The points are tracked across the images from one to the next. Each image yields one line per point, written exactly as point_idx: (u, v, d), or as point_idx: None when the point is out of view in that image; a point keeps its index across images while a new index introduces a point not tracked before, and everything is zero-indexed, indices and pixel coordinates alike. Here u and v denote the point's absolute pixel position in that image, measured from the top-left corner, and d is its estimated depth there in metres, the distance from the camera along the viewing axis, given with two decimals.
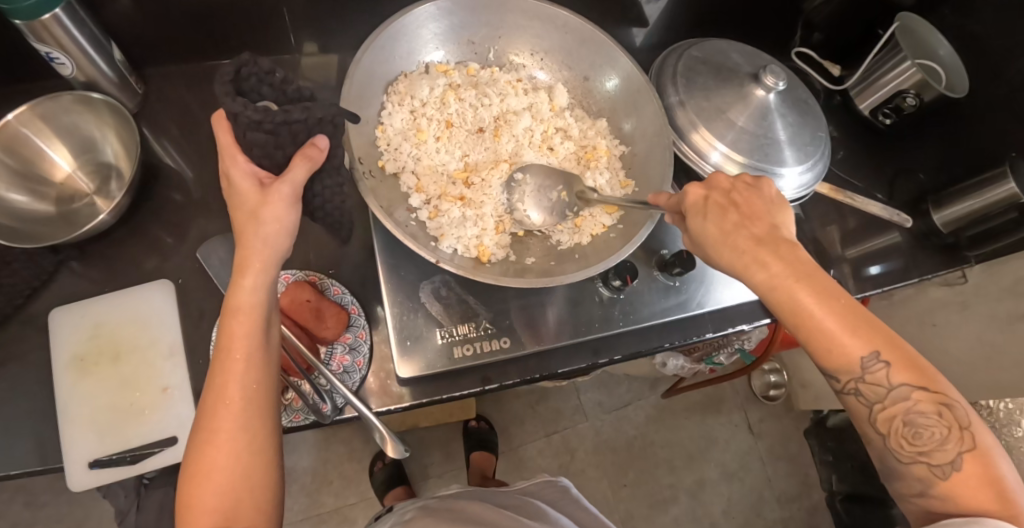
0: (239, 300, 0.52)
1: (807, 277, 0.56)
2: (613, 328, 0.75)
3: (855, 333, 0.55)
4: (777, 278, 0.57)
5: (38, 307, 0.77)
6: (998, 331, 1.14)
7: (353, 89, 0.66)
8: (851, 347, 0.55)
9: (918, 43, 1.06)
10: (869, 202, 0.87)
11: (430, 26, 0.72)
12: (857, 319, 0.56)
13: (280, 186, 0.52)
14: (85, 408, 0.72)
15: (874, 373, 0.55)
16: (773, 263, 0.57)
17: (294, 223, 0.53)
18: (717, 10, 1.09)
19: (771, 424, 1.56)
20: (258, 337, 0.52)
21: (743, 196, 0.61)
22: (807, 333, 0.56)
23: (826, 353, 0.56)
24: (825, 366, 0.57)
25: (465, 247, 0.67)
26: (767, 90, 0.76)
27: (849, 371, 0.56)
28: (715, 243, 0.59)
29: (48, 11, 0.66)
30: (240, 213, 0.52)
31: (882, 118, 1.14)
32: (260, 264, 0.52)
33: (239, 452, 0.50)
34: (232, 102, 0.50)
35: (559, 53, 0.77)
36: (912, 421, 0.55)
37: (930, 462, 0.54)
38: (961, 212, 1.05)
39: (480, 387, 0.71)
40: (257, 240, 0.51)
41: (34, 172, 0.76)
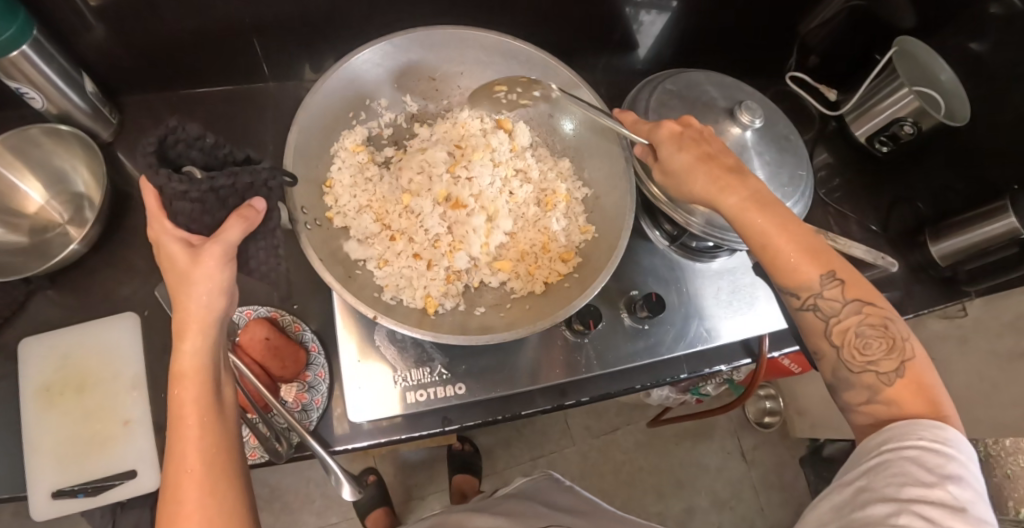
0: (182, 366, 0.51)
1: (762, 201, 0.61)
2: (577, 373, 0.73)
3: (807, 255, 0.59)
4: (739, 204, 0.61)
5: (9, 336, 0.77)
6: (998, 368, 1.10)
7: (300, 134, 0.65)
8: (807, 268, 0.58)
9: (917, 69, 1.02)
10: (851, 244, 0.82)
11: (385, 68, 0.71)
12: (811, 245, 0.59)
13: (211, 246, 0.52)
14: (49, 440, 0.72)
15: (831, 289, 0.58)
16: (734, 188, 0.61)
17: (230, 280, 0.54)
18: (706, 35, 1.06)
19: (766, 452, 1.53)
20: (208, 399, 0.51)
21: (713, 144, 0.65)
22: (756, 241, 0.60)
23: (783, 267, 0.59)
24: (784, 283, 0.60)
25: (411, 298, 0.66)
26: (743, 127, 0.74)
27: (808, 287, 0.58)
28: (687, 166, 0.63)
29: (16, 47, 0.66)
30: (173, 279, 0.52)
31: (879, 146, 1.10)
32: (197, 326, 0.52)
33: (212, 523, 0.47)
34: (156, 175, 0.52)
35: (521, 89, 0.76)
36: (861, 332, 0.56)
37: (878, 370, 0.55)
38: (959, 245, 1.02)
39: (441, 428, 0.70)
40: (191, 302, 0.51)
41: (5, 203, 0.77)
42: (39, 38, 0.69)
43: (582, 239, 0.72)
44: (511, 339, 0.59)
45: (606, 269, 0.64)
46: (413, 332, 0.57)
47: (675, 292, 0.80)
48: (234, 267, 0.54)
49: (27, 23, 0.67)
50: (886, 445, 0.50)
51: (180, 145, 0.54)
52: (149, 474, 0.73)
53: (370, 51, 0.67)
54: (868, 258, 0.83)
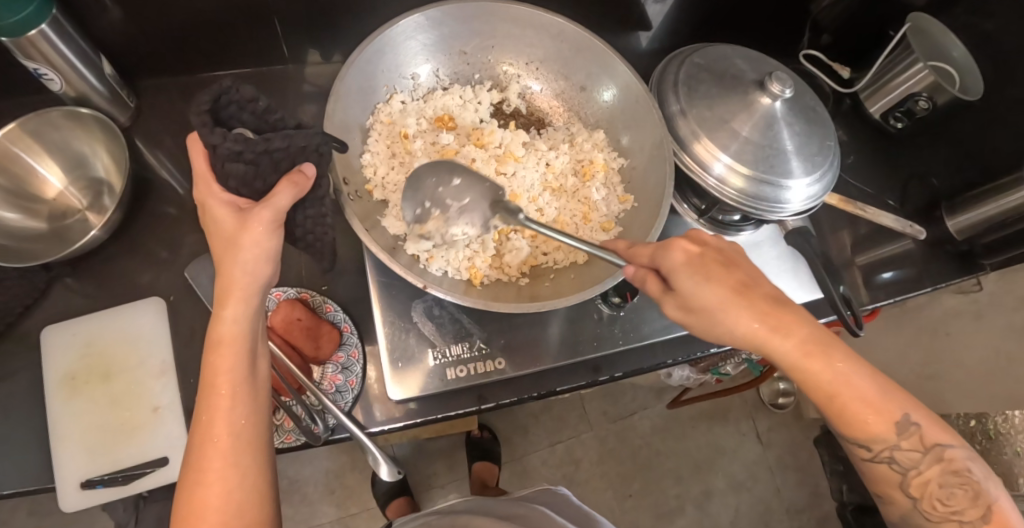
0: (221, 332, 0.50)
1: (826, 349, 0.55)
2: (613, 346, 0.73)
3: (875, 408, 0.55)
4: (802, 347, 0.55)
5: (31, 325, 0.76)
6: (1015, 341, 1.11)
7: (341, 108, 0.67)
8: (873, 424, 0.55)
9: (931, 45, 1.03)
10: (881, 213, 0.87)
11: (417, 42, 0.73)
12: (889, 386, 0.56)
13: (260, 211, 0.51)
14: (76, 428, 0.71)
15: (909, 438, 0.55)
16: (788, 336, 0.55)
17: (278, 247, 0.53)
18: (723, 14, 1.06)
19: (780, 433, 1.53)
20: (244, 368, 0.51)
21: (742, 268, 0.58)
22: (841, 404, 0.55)
23: (846, 425, 0.56)
24: (850, 434, 0.56)
25: (456, 269, 0.67)
26: (773, 98, 0.72)
27: (883, 441, 0.55)
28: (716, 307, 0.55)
29: (33, 27, 0.65)
30: (220, 242, 0.52)
31: (894, 122, 1.11)
32: (239, 293, 0.51)
33: (232, 493, 0.48)
34: (211, 134, 0.51)
35: (551, 62, 0.78)
36: (945, 483, 0.55)
37: (962, 519, 0.54)
38: (978, 218, 1.02)
39: (476, 406, 0.69)
40: (236, 268, 0.50)
41: (25, 188, 0.76)
42: (57, 18, 0.67)
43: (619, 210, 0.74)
44: (555, 309, 0.60)
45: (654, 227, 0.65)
46: (462, 300, 0.57)
47: None
48: (281, 236, 0.54)
49: (45, 3, 0.65)
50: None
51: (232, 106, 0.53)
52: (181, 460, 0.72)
53: (407, 24, 0.69)
54: (898, 226, 0.89)
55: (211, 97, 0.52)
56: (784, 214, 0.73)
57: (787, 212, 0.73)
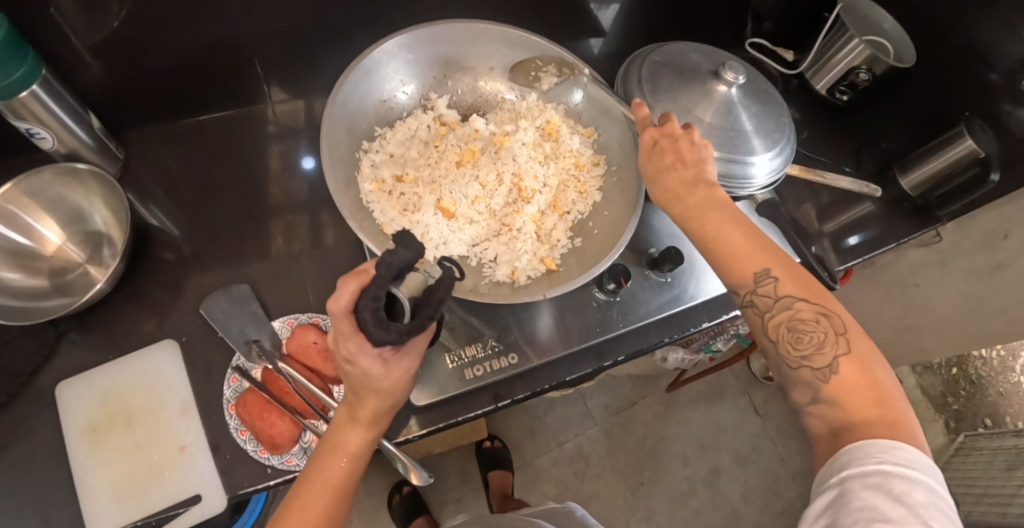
0: (347, 444, 0.60)
1: (722, 209, 0.65)
2: (615, 329, 0.77)
3: (747, 251, 0.63)
4: (693, 209, 0.66)
5: (43, 382, 0.77)
6: (980, 284, 1.18)
7: (349, 203, 0.71)
8: (744, 263, 0.62)
9: (865, 21, 1.10)
10: (837, 177, 0.93)
11: (353, 120, 0.78)
12: (756, 241, 0.64)
13: (404, 358, 0.57)
14: (103, 476, 0.72)
15: (766, 286, 0.61)
16: (688, 197, 0.67)
17: (410, 379, 0.60)
18: (669, 14, 1.13)
19: (776, 404, 1.59)
20: (348, 479, 0.60)
21: (686, 151, 0.68)
22: (712, 250, 0.65)
23: (727, 269, 0.64)
24: (727, 281, 0.64)
25: (532, 268, 0.77)
26: (728, 85, 0.79)
27: (744, 284, 0.62)
28: (650, 172, 0.70)
29: (25, 88, 0.68)
30: (358, 382, 0.57)
31: (839, 95, 1.18)
32: (367, 421, 0.60)
33: None
34: (385, 332, 0.49)
35: (452, 64, 0.85)
36: (794, 327, 0.59)
37: (812, 366, 0.57)
38: (927, 174, 1.10)
39: (493, 404, 0.73)
40: (370, 401, 0.59)
41: (23, 248, 0.77)
42: (46, 77, 0.70)
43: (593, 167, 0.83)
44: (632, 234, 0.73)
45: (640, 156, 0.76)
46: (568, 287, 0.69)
47: (691, 244, 0.82)
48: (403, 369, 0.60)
49: (36, 63, 0.68)
50: (845, 473, 0.52)
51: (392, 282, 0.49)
52: (213, 494, 0.72)
53: (331, 104, 0.74)
54: (856, 187, 0.94)
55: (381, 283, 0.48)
56: (751, 188, 0.79)
57: (754, 187, 0.79)
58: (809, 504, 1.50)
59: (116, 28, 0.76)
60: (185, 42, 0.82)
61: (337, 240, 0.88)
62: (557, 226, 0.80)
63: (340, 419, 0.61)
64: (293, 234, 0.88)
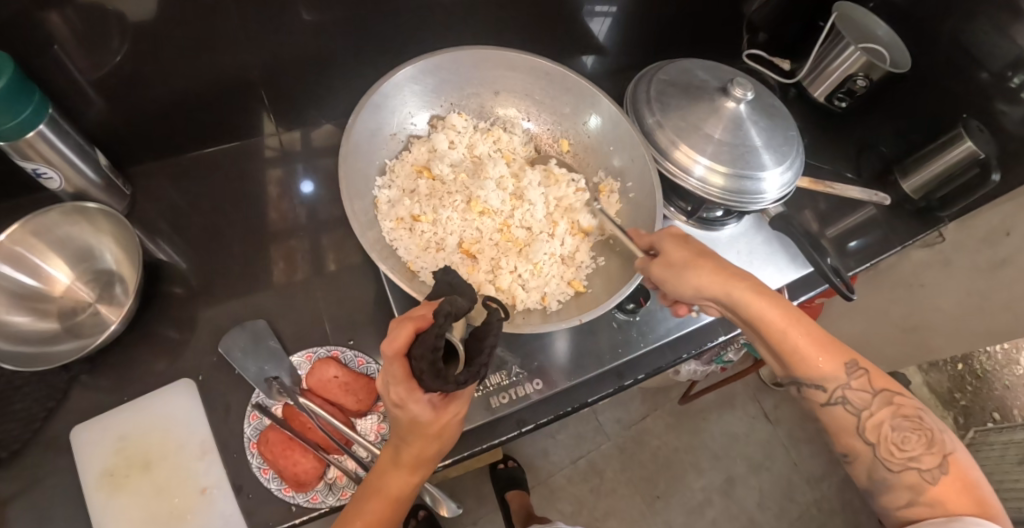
0: (392, 488, 0.59)
1: (801, 314, 0.64)
2: (635, 349, 0.78)
3: (824, 349, 0.64)
4: (784, 308, 0.63)
5: (58, 426, 0.75)
6: (984, 281, 1.17)
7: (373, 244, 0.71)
8: (829, 362, 0.63)
9: (857, 29, 1.12)
10: (848, 188, 0.96)
11: (363, 158, 0.77)
12: (832, 342, 0.64)
13: (455, 405, 0.55)
14: (123, 524, 0.70)
15: (858, 379, 0.63)
16: (743, 281, 0.64)
17: (460, 423, 0.57)
18: (666, 30, 1.14)
19: (786, 409, 1.59)
20: (390, 523, 0.60)
21: (711, 252, 0.68)
22: (794, 360, 0.64)
23: (817, 372, 0.63)
24: (804, 375, 0.64)
25: (562, 292, 0.78)
26: (737, 101, 0.79)
27: (835, 380, 0.63)
28: (685, 264, 0.66)
29: (31, 129, 0.66)
30: (410, 427, 0.55)
31: (838, 103, 1.19)
32: (412, 465, 0.59)
33: None
34: (435, 379, 0.48)
35: (454, 91, 0.85)
36: (896, 426, 0.61)
37: (920, 467, 0.59)
38: (926, 179, 1.11)
39: (517, 431, 0.72)
40: (415, 446, 0.57)
41: (32, 290, 0.76)
42: (53, 116, 0.69)
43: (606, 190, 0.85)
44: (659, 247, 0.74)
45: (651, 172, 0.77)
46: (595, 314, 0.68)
47: None
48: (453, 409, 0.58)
49: (41, 104, 0.67)
50: None
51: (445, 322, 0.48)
52: None
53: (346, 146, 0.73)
54: (866, 196, 0.96)
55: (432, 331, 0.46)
56: (764, 203, 0.80)
57: (766, 201, 0.80)
58: (825, 509, 1.50)
59: (117, 64, 0.75)
60: (188, 74, 0.82)
61: (347, 268, 0.87)
62: (580, 248, 0.81)
63: (385, 460, 0.60)
64: (304, 265, 0.87)
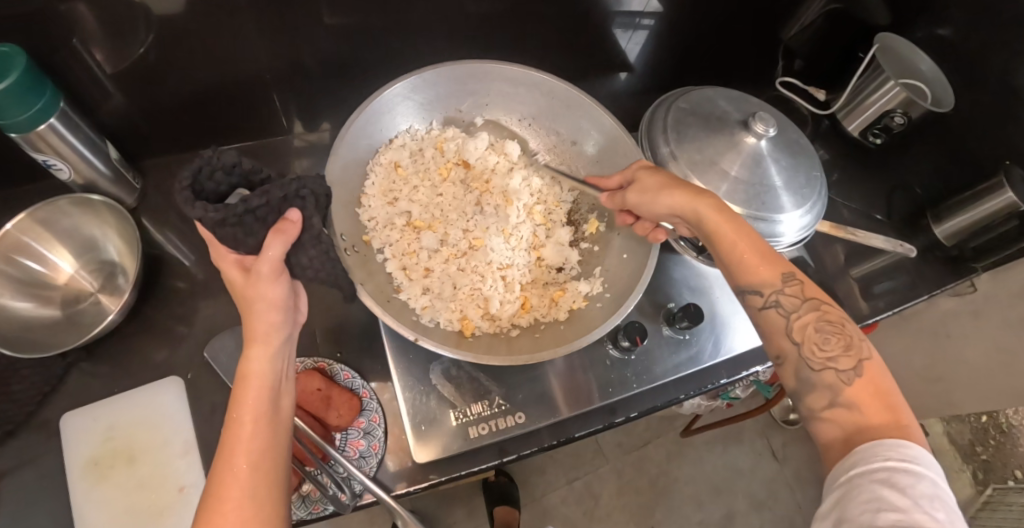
0: (248, 369, 0.55)
1: (728, 213, 0.66)
2: (629, 389, 0.75)
3: (766, 258, 0.62)
4: (711, 220, 0.65)
5: (50, 412, 0.76)
6: (1014, 337, 1.11)
7: (337, 164, 0.73)
8: (767, 269, 0.62)
9: (900, 61, 1.04)
10: (870, 235, 0.88)
11: (412, 98, 0.80)
12: (770, 252, 0.63)
13: (260, 264, 0.56)
14: (104, 514, 0.71)
15: (790, 287, 0.61)
16: (706, 198, 0.67)
17: (286, 302, 0.58)
18: (697, 52, 1.10)
19: (794, 448, 1.54)
20: (265, 406, 0.54)
21: (688, 179, 0.70)
22: (720, 245, 0.65)
23: (742, 270, 0.63)
24: (744, 281, 0.63)
25: (448, 320, 0.74)
26: (758, 137, 0.76)
27: (770, 285, 0.61)
28: (661, 186, 0.69)
29: (42, 122, 0.68)
30: (237, 297, 0.58)
31: (872, 139, 1.14)
32: (261, 338, 0.56)
33: (251, 503, 0.49)
34: (191, 207, 0.55)
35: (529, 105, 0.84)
36: (820, 328, 0.58)
37: (837, 367, 0.56)
38: (961, 224, 1.05)
39: (499, 460, 0.70)
40: (254, 314, 0.56)
41: (37, 277, 0.77)
42: (64, 110, 0.70)
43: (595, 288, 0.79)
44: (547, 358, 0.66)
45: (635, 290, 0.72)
46: (456, 354, 0.64)
47: (711, 299, 0.83)
48: (286, 283, 0.59)
49: (52, 98, 0.68)
50: (853, 472, 0.49)
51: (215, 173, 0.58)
52: None
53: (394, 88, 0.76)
54: (888, 246, 0.89)
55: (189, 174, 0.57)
56: (779, 246, 0.76)
57: (781, 244, 0.76)
58: None
59: (141, 54, 0.75)
60: (208, 72, 0.82)
61: None
62: (504, 319, 0.76)
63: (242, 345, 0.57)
64: None
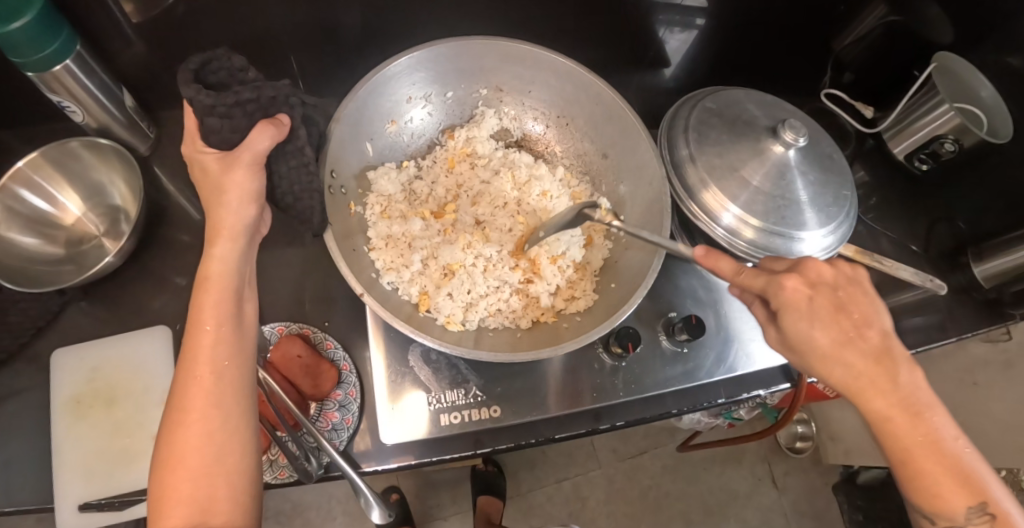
0: (209, 271, 0.57)
1: (914, 415, 0.54)
2: (615, 397, 0.73)
3: (957, 479, 0.53)
4: (874, 413, 0.54)
5: (41, 347, 0.77)
6: None
7: (353, 106, 0.72)
8: (954, 496, 0.53)
9: (956, 84, 0.95)
10: (898, 265, 0.80)
11: (456, 65, 0.79)
12: (962, 467, 0.53)
13: (241, 154, 0.56)
14: (77, 454, 0.72)
15: (976, 522, 0.53)
16: (889, 393, 0.54)
17: (257, 195, 0.59)
18: (740, 55, 1.04)
19: (797, 478, 1.48)
20: (227, 309, 0.56)
21: (863, 308, 0.56)
22: (911, 476, 0.54)
23: (926, 496, 0.54)
24: (922, 502, 0.55)
25: (407, 290, 0.74)
26: (786, 146, 0.72)
27: (950, 517, 0.54)
28: (829, 354, 0.54)
29: (60, 63, 0.68)
30: (210, 189, 0.58)
31: (918, 164, 1.04)
32: (227, 235, 0.57)
33: (213, 432, 0.52)
34: (188, 89, 0.56)
35: (577, 116, 0.83)
36: None
37: None
38: (1007, 265, 0.96)
39: (472, 451, 0.70)
40: (222, 211, 0.57)
41: (44, 215, 0.79)
42: (81, 53, 0.71)
43: (568, 307, 0.76)
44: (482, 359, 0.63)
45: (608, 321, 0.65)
46: (399, 325, 0.62)
47: (713, 314, 0.79)
48: (263, 177, 0.59)
49: (70, 39, 0.69)
50: None
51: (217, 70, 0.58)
52: None
53: (429, 52, 0.75)
54: (915, 279, 0.81)
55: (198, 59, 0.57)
56: None
57: None
58: None
59: (170, 4, 0.75)
60: (232, 28, 0.80)
61: None
62: (464, 305, 0.74)
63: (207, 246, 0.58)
64: None
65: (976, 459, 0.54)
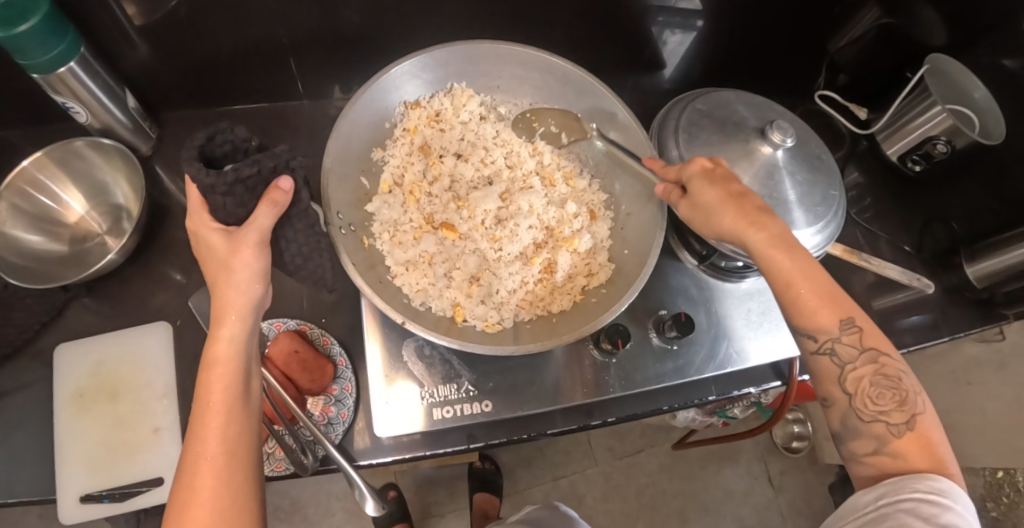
0: (216, 351, 0.55)
1: (784, 246, 0.62)
2: (605, 393, 0.75)
3: (821, 295, 0.61)
4: (757, 246, 0.63)
5: (45, 342, 0.79)
6: None
7: (342, 135, 0.73)
8: (824, 310, 0.60)
9: (951, 86, 0.95)
10: (886, 266, 0.87)
11: (420, 77, 0.78)
12: (824, 288, 0.61)
13: (247, 234, 0.57)
14: (80, 445, 0.74)
15: (850, 334, 0.60)
16: (760, 228, 0.63)
17: (263, 274, 0.58)
18: (734, 58, 1.05)
19: (794, 477, 1.49)
20: (237, 387, 0.55)
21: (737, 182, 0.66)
22: (785, 294, 0.62)
23: (798, 311, 0.62)
24: (801, 323, 0.62)
25: (439, 306, 0.74)
26: (774, 147, 0.73)
27: (827, 331, 0.60)
28: (716, 202, 0.65)
29: (63, 65, 0.70)
30: (214, 266, 0.57)
31: (912, 165, 1.03)
32: (236, 314, 0.56)
33: (223, 513, 0.51)
34: (189, 167, 0.56)
35: (556, 103, 0.83)
36: (876, 381, 0.58)
37: (888, 421, 0.56)
38: (997, 266, 0.96)
39: (465, 445, 0.72)
40: (231, 290, 0.56)
41: (50, 213, 0.81)
42: (85, 56, 0.72)
43: (589, 282, 0.77)
44: (534, 350, 0.65)
45: (608, 312, 0.67)
46: (438, 338, 0.64)
47: (704, 312, 0.80)
48: (268, 252, 0.59)
49: (74, 42, 0.70)
50: (883, 500, 0.54)
51: (224, 143, 0.59)
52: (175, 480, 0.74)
53: (409, 64, 0.76)
54: (904, 279, 0.88)
55: (205, 135, 0.58)
56: None
57: None
58: None
59: (172, 8, 0.76)
60: (233, 30, 0.82)
61: None
62: (496, 306, 0.75)
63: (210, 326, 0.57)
64: None
65: (834, 288, 0.62)
